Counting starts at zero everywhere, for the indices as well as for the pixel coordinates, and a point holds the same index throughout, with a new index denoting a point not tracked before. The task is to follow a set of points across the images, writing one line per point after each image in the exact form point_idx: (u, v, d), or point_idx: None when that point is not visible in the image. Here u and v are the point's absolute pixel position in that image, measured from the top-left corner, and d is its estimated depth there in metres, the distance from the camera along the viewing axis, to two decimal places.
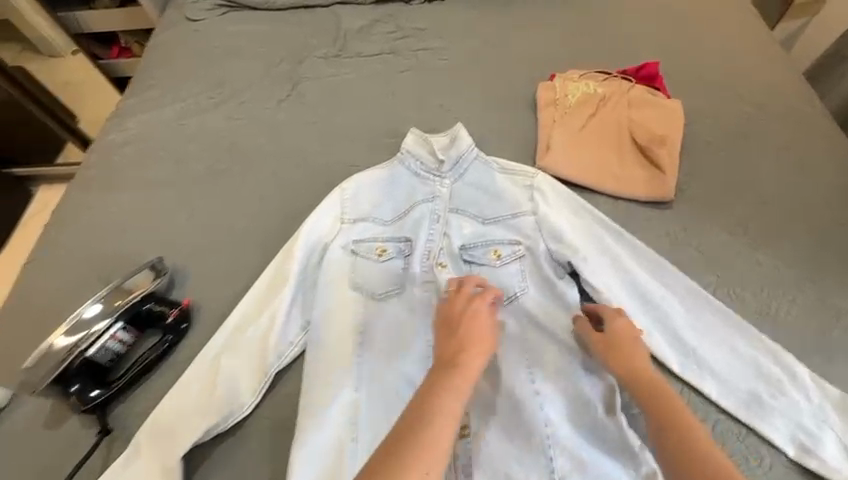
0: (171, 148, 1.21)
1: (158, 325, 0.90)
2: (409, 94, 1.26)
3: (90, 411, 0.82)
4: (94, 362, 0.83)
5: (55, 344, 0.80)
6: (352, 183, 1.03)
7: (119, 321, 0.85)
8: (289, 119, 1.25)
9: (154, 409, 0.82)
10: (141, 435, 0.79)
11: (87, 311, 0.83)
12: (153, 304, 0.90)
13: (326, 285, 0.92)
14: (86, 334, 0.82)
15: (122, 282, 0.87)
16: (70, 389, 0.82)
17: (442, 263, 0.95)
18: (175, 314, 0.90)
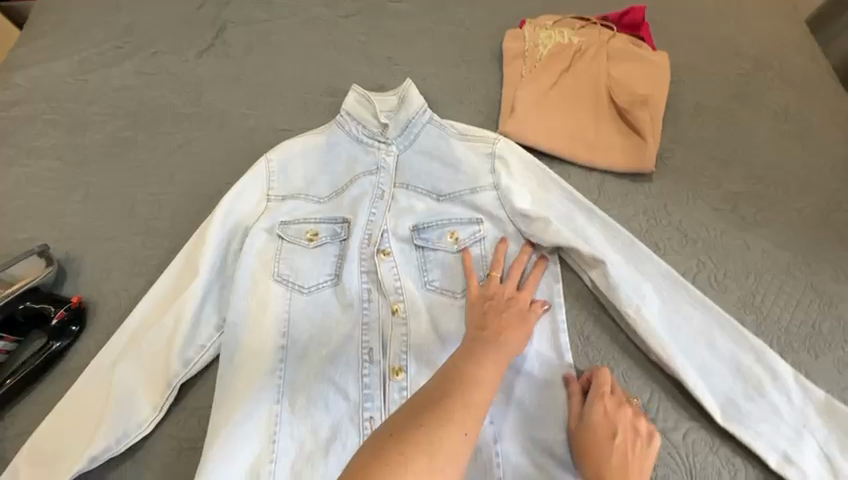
0: (70, 112, 1.02)
1: (42, 328, 0.75)
2: (355, 44, 1.07)
3: None
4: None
5: None
6: (281, 153, 0.87)
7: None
8: (211, 75, 1.06)
9: (34, 430, 0.68)
10: (18, 462, 0.66)
11: None
12: (31, 303, 0.75)
13: (247, 277, 0.77)
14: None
15: None
16: None
17: (386, 250, 0.79)
18: (60, 314, 0.75)
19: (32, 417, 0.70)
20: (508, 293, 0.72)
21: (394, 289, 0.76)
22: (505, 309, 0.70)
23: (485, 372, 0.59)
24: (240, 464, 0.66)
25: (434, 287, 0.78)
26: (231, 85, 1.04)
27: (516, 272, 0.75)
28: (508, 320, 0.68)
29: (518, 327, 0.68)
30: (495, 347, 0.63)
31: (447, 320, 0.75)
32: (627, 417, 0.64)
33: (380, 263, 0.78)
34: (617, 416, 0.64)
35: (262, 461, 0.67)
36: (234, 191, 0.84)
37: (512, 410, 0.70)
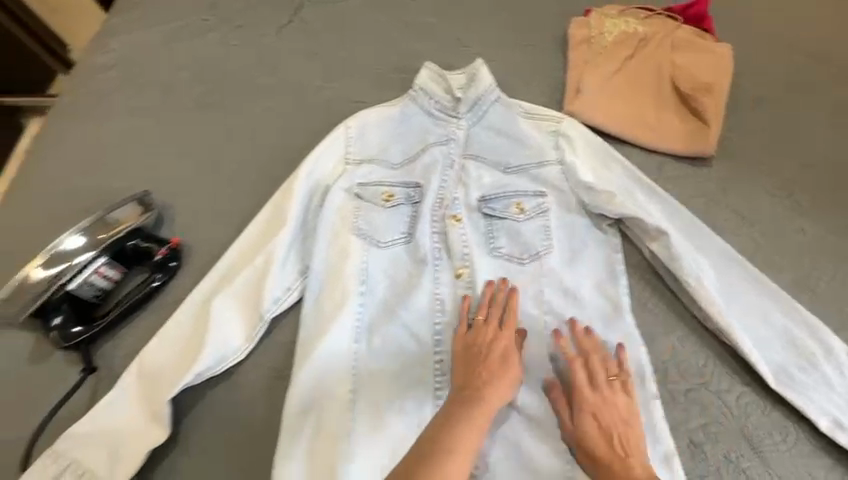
0: (161, 75, 1.11)
1: (145, 263, 0.83)
2: (425, 24, 1.13)
3: (73, 348, 0.76)
4: (77, 297, 0.78)
5: (32, 277, 0.75)
6: (358, 120, 0.94)
7: (103, 255, 0.79)
8: (290, 48, 1.13)
9: (140, 350, 0.76)
10: (128, 376, 0.73)
11: (68, 243, 0.77)
12: (139, 241, 0.83)
13: (327, 231, 0.84)
14: (69, 266, 0.76)
15: (105, 214, 0.80)
16: (51, 323, 0.76)
17: (456, 217, 0.85)
18: (164, 252, 0.84)
19: (137, 340, 0.79)
20: (490, 334, 0.72)
21: (463, 251, 0.82)
22: (487, 350, 0.70)
23: (466, 440, 0.62)
24: (323, 393, 0.73)
25: (501, 252, 0.82)
26: (308, 59, 1.11)
27: (497, 308, 0.75)
28: (493, 367, 0.69)
29: (503, 372, 0.69)
30: (476, 405, 0.65)
31: (513, 282, 0.80)
32: (607, 399, 0.68)
33: (450, 227, 0.84)
34: (607, 405, 0.68)
35: (343, 391, 0.73)
36: (315, 154, 0.91)
37: (532, 389, 0.74)
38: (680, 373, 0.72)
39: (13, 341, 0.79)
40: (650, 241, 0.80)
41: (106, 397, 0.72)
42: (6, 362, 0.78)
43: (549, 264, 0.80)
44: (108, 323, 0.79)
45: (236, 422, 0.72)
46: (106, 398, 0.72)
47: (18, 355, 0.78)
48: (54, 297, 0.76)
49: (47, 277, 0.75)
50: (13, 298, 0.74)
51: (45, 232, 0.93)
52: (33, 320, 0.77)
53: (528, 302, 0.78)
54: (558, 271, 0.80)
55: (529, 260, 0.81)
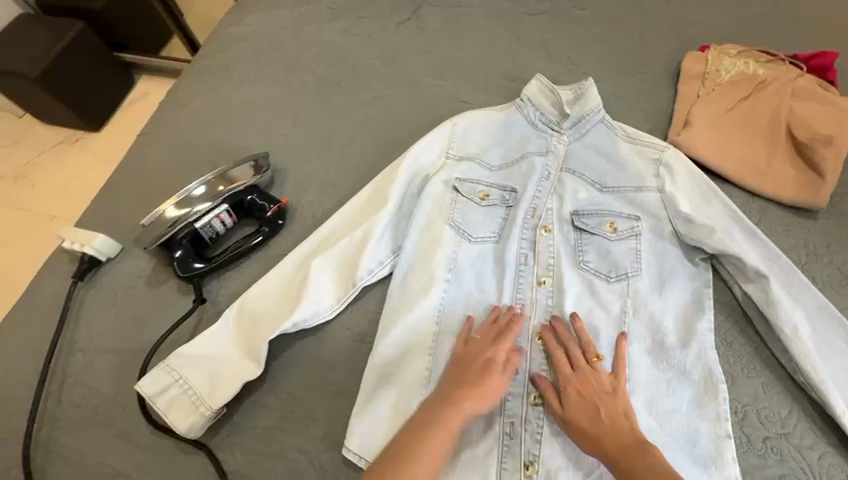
0: (287, 53, 1.21)
1: (257, 217, 0.91)
2: (537, 39, 1.17)
3: (187, 279, 0.85)
4: (198, 236, 0.87)
5: (165, 213, 0.84)
6: (464, 119, 0.99)
7: (225, 203, 0.87)
8: (405, 44, 1.20)
9: (241, 295, 0.83)
10: (229, 314, 0.81)
11: (197, 189, 0.86)
12: (255, 196, 0.91)
13: (422, 217, 0.89)
14: (197, 207, 0.85)
15: (226, 171, 0.87)
16: (174, 254, 0.85)
17: (546, 226, 0.86)
18: (274, 209, 0.91)
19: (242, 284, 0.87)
20: (480, 345, 0.76)
21: (549, 260, 0.84)
22: (474, 362, 0.74)
23: (432, 444, 0.67)
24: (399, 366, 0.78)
25: (588, 267, 0.83)
26: (422, 55, 1.18)
27: (494, 326, 0.78)
28: (475, 377, 0.73)
29: (478, 382, 0.72)
30: (451, 408, 0.70)
31: (597, 298, 0.81)
32: (589, 392, 0.71)
33: (540, 236, 0.86)
34: (590, 382, 0.72)
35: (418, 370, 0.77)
36: (419, 144, 0.96)
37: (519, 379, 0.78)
38: (760, 420, 0.71)
39: (138, 264, 0.89)
40: (745, 283, 0.79)
41: (208, 329, 0.80)
42: (128, 282, 0.88)
43: (637, 286, 0.80)
44: (220, 263, 0.87)
45: (321, 375, 0.79)
46: (208, 330, 0.79)
47: (139, 278, 0.88)
48: (181, 232, 0.85)
49: (179, 214, 0.84)
50: (149, 227, 0.84)
51: (172, 176, 1.04)
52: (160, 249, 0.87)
53: (609, 321, 0.79)
54: (645, 295, 0.80)
55: (615, 280, 0.81)
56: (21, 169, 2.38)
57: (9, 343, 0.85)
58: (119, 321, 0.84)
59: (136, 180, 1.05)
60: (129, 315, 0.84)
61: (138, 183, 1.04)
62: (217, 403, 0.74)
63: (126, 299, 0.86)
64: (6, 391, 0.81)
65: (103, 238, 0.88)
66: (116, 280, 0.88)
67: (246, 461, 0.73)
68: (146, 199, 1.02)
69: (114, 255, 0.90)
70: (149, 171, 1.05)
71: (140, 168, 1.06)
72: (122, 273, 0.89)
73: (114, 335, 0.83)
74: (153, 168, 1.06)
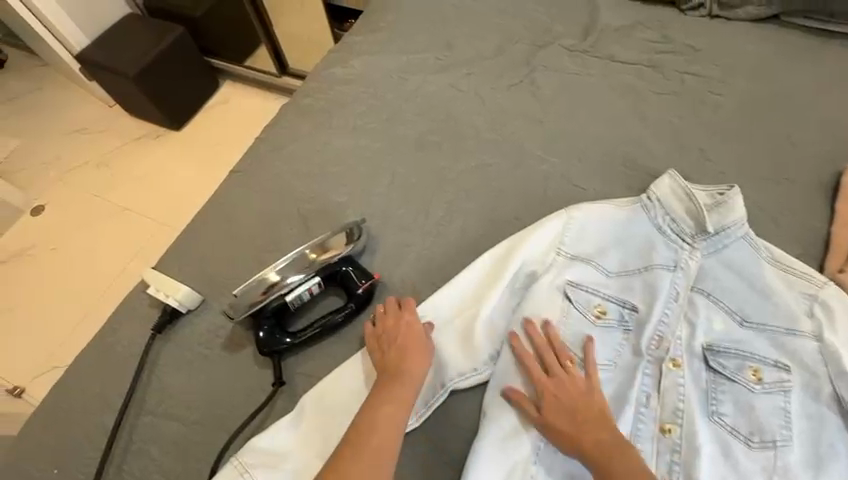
0: (389, 101, 1.16)
1: (345, 291, 0.84)
2: (664, 122, 1.06)
3: (268, 353, 0.79)
4: (286, 308, 0.82)
5: (263, 281, 0.80)
6: (581, 212, 0.88)
7: (316, 276, 0.83)
8: (515, 109, 1.12)
9: (319, 381, 0.76)
10: (307, 404, 0.74)
11: (295, 258, 0.83)
12: (349, 268, 0.85)
13: (528, 326, 0.79)
14: (289, 279, 0.81)
15: (325, 239, 0.84)
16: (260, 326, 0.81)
17: (675, 361, 0.75)
18: (364, 285, 0.84)
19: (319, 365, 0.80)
20: (391, 319, 0.79)
21: (677, 405, 0.72)
22: (393, 338, 0.77)
23: (386, 412, 0.70)
24: None
25: (724, 422, 0.70)
26: (532, 124, 1.09)
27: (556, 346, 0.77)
28: (402, 345, 0.76)
29: (404, 356, 0.75)
30: (396, 382, 0.72)
31: (734, 463, 0.68)
32: (570, 393, 0.72)
33: (667, 373, 0.74)
34: (570, 382, 0.73)
35: None
36: (526, 234, 0.87)
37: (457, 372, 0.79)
38: None
39: (216, 322, 0.85)
40: None
41: (288, 416, 0.74)
42: (204, 340, 0.83)
43: (787, 461, 0.67)
44: (302, 341, 0.80)
45: None
46: (287, 420, 0.73)
47: (215, 337, 0.83)
48: (272, 301, 0.81)
49: (271, 285, 0.80)
50: (239, 298, 0.80)
51: (258, 222, 1.00)
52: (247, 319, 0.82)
53: None
54: (797, 473, 0.66)
55: (759, 446, 0.68)
56: (109, 159, 2.50)
57: (77, 387, 0.82)
58: (190, 386, 0.79)
59: (222, 220, 1.01)
60: (200, 382, 0.79)
61: (223, 223, 1.01)
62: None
63: (200, 362, 0.81)
64: (70, 441, 0.78)
65: (186, 291, 0.85)
66: (191, 336, 0.84)
67: None
68: (229, 244, 0.97)
69: (192, 307, 0.86)
70: (236, 213, 1.02)
71: (228, 208, 1.03)
72: (199, 329, 0.84)
73: (183, 400, 0.78)
74: (240, 210, 1.02)
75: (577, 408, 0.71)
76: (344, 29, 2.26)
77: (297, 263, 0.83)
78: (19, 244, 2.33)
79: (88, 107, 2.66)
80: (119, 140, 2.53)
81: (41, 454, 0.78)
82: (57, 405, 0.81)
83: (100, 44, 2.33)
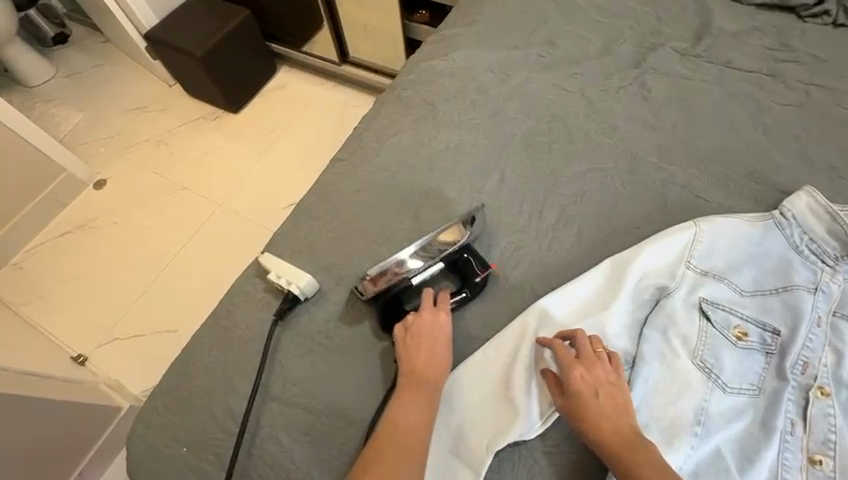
0: (491, 98, 1.13)
1: (463, 278, 0.87)
2: (788, 135, 1.01)
3: (389, 332, 0.82)
4: (408, 289, 0.85)
5: (393, 265, 0.83)
6: (714, 225, 0.85)
7: (440, 262, 0.86)
8: (626, 113, 1.08)
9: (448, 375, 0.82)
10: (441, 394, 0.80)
11: (419, 245, 0.85)
12: (468, 257, 0.87)
13: (662, 342, 0.77)
14: (418, 264, 0.84)
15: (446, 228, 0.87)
16: (383, 306, 0.83)
17: (823, 389, 0.72)
18: (483, 275, 0.86)
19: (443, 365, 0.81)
20: (428, 316, 0.80)
21: (829, 436, 0.69)
22: (429, 339, 0.79)
23: (418, 415, 0.72)
24: None
25: None
26: (646, 130, 1.05)
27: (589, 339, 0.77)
28: (433, 347, 0.78)
29: (437, 357, 0.77)
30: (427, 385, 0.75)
31: None
32: (594, 380, 0.73)
33: (816, 401, 0.71)
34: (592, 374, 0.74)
35: None
36: (651, 245, 0.84)
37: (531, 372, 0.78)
38: None
39: (335, 313, 0.85)
40: None
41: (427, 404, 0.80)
42: (324, 330, 0.83)
43: None
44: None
45: None
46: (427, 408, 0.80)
47: (335, 328, 0.83)
48: (397, 284, 0.84)
49: (401, 268, 0.83)
50: (370, 277, 0.83)
51: (365, 212, 0.98)
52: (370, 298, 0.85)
53: None
54: None
55: None
56: (167, 138, 2.50)
57: (200, 367, 0.83)
58: (315, 375, 0.79)
59: (327, 208, 1.00)
60: (325, 370, 0.80)
61: (328, 211, 0.99)
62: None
63: (322, 351, 0.81)
64: (198, 420, 0.80)
65: (308, 279, 0.85)
66: (310, 325, 0.84)
67: None
68: (337, 233, 0.96)
69: (311, 296, 0.85)
70: (341, 201, 1.00)
71: (332, 196, 1.02)
72: (318, 318, 0.84)
73: (309, 389, 0.79)
74: (345, 199, 1.01)
75: (601, 397, 0.71)
76: (413, 20, 2.20)
77: (425, 249, 0.85)
78: (77, 217, 2.33)
79: (149, 84, 2.67)
80: (178, 120, 2.54)
81: (169, 431, 0.80)
82: (182, 385, 0.83)
83: (167, 23, 2.33)
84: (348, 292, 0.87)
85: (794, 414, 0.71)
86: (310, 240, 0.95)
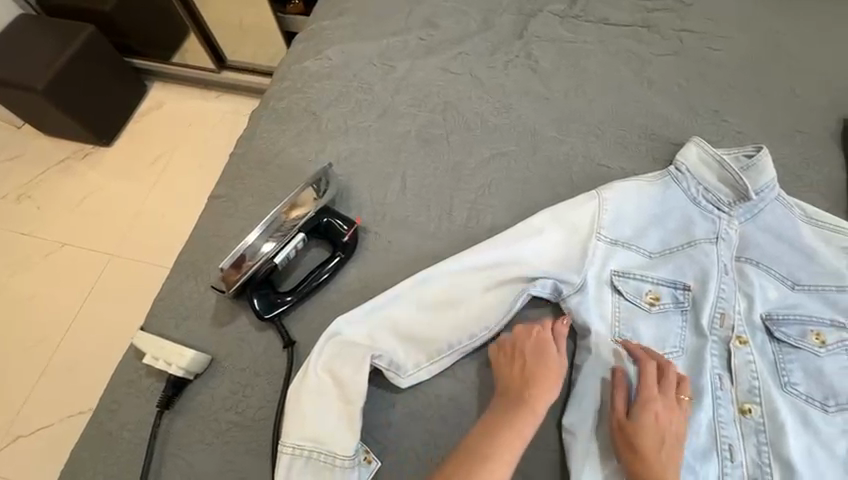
0: (377, 94, 1.04)
1: (332, 242, 0.82)
2: (671, 87, 1.02)
3: (268, 320, 0.76)
4: (276, 270, 0.79)
5: (249, 252, 0.76)
6: (614, 192, 0.85)
7: (302, 231, 0.79)
8: (518, 87, 1.04)
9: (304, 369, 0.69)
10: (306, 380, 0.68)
11: (268, 224, 0.77)
12: (329, 220, 0.82)
13: (586, 320, 0.78)
14: (277, 240, 0.77)
15: (293, 197, 0.79)
16: (252, 294, 0.76)
17: (740, 337, 0.75)
18: (350, 234, 0.82)
19: (388, 410, 0.71)
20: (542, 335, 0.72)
21: (753, 383, 0.72)
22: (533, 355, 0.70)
23: (505, 450, 0.64)
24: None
25: (798, 391, 0.70)
26: (541, 103, 1.01)
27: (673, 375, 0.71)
28: (535, 366, 0.69)
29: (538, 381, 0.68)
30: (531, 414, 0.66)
31: (803, 422, 0.68)
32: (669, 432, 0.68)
33: (735, 350, 0.74)
34: (670, 417, 0.69)
35: None
36: (551, 231, 0.83)
37: (410, 319, 0.75)
38: None
39: (239, 380, 0.73)
40: None
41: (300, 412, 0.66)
42: (231, 404, 0.71)
43: None
44: (303, 295, 0.79)
45: None
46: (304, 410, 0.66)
47: (244, 399, 0.72)
48: (261, 269, 0.77)
49: (258, 249, 0.76)
50: (227, 271, 0.75)
51: None
52: (239, 293, 0.78)
53: (837, 465, 0.66)
54: None
55: (836, 409, 0.68)
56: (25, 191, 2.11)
57: None
58: (228, 463, 0.68)
59: (211, 256, 0.86)
60: (238, 452, 0.68)
61: (214, 260, 0.85)
62: None
63: (233, 431, 0.69)
64: None
65: (191, 355, 0.72)
66: (213, 405, 0.71)
67: None
68: None
69: (201, 371, 0.73)
70: (227, 245, 0.87)
71: (215, 242, 0.87)
72: (221, 391, 0.72)
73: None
74: (232, 241, 0.87)
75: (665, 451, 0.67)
76: (287, 11, 1.99)
77: (280, 222, 0.78)
78: None
79: None
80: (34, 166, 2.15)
81: None
82: None
83: None
84: (253, 354, 0.75)
85: (713, 366, 0.74)
86: (197, 298, 0.81)
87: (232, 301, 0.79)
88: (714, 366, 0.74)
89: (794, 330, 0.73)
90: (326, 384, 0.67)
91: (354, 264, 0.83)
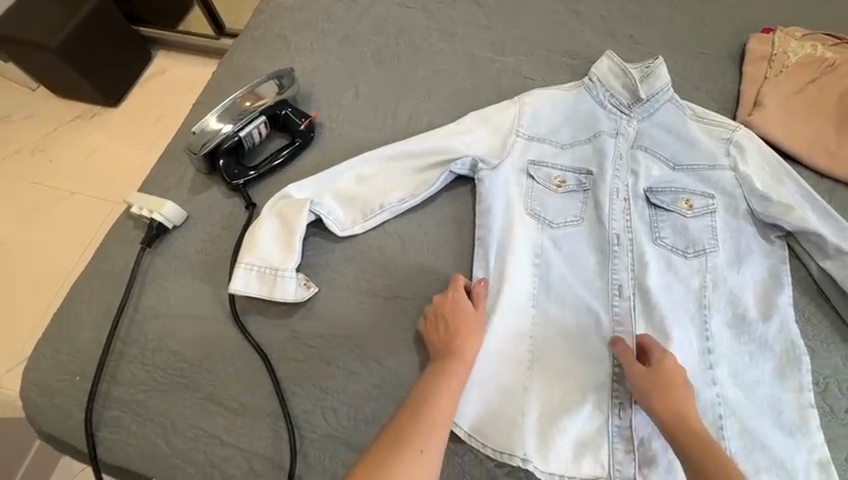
0: (341, 24, 1.19)
1: (291, 131, 0.98)
2: (597, 18, 1.15)
3: (235, 187, 0.93)
4: (241, 147, 0.95)
5: (217, 127, 0.91)
6: (532, 98, 0.96)
7: (262, 116, 0.95)
8: (463, 19, 1.18)
9: (260, 216, 0.85)
10: (265, 218, 0.84)
11: (231, 107, 0.93)
12: (288, 111, 0.98)
13: (503, 199, 0.90)
14: (236, 119, 0.92)
15: (255, 87, 0.95)
16: (219, 164, 0.93)
17: (626, 206, 0.88)
18: (306, 123, 0.98)
19: (328, 253, 0.87)
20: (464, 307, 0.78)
21: (630, 236, 0.86)
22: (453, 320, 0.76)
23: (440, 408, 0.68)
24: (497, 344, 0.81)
25: (665, 243, 0.85)
26: (482, 31, 1.16)
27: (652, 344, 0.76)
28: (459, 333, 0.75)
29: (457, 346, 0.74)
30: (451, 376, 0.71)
31: (662, 265, 0.84)
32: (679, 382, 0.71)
33: (620, 216, 0.88)
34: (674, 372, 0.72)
35: (523, 368, 0.80)
36: (474, 125, 0.94)
37: (349, 187, 0.90)
38: (842, 392, 0.74)
39: (210, 232, 0.89)
40: (820, 250, 0.81)
41: (256, 245, 0.82)
42: (203, 248, 0.88)
43: (715, 262, 0.83)
44: (265, 170, 0.95)
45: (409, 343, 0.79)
46: (260, 245, 0.82)
47: (213, 244, 0.88)
48: (227, 143, 0.93)
49: (222, 124, 0.92)
50: (199, 142, 0.92)
51: None
52: (209, 166, 0.94)
53: (690, 295, 0.81)
54: (723, 270, 0.82)
55: (692, 254, 0.84)
56: (20, 143, 2.16)
57: (83, 307, 0.84)
58: (198, 288, 0.84)
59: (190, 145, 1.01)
60: (208, 281, 0.84)
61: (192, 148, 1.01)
62: (284, 299, 0.80)
63: (204, 266, 0.86)
64: (88, 352, 0.81)
65: (171, 206, 0.88)
66: (188, 248, 0.88)
67: (339, 425, 0.74)
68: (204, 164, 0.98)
69: (180, 223, 0.89)
70: None
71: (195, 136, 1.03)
72: (194, 238, 0.88)
73: (194, 301, 0.83)
74: None
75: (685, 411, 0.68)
76: None
77: (239, 106, 0.93)
78: None
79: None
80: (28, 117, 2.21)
81: (61, 368, 0.80)
82: (64, 331, 0.83)
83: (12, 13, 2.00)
84: (222, 213, 0.91)
85: (609, 232, 0.87)
86: (175, 174, 0.96)
87: (207, 176, 0.96)
88: (612, 231, 0.87)
89: (668, 198, 0.89)
90: (279, 222, 0.84)
91: (309, 150, 0.99)
